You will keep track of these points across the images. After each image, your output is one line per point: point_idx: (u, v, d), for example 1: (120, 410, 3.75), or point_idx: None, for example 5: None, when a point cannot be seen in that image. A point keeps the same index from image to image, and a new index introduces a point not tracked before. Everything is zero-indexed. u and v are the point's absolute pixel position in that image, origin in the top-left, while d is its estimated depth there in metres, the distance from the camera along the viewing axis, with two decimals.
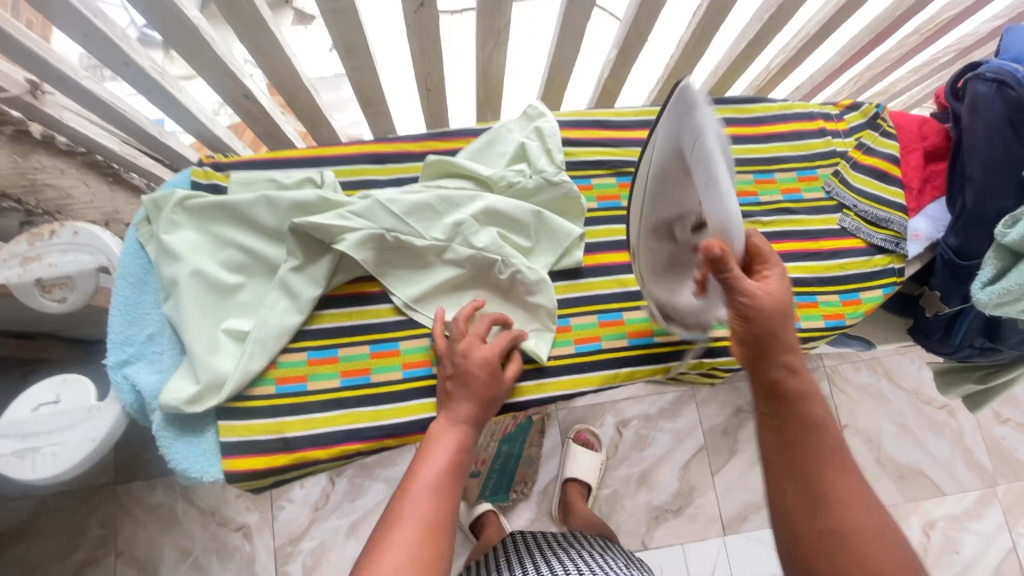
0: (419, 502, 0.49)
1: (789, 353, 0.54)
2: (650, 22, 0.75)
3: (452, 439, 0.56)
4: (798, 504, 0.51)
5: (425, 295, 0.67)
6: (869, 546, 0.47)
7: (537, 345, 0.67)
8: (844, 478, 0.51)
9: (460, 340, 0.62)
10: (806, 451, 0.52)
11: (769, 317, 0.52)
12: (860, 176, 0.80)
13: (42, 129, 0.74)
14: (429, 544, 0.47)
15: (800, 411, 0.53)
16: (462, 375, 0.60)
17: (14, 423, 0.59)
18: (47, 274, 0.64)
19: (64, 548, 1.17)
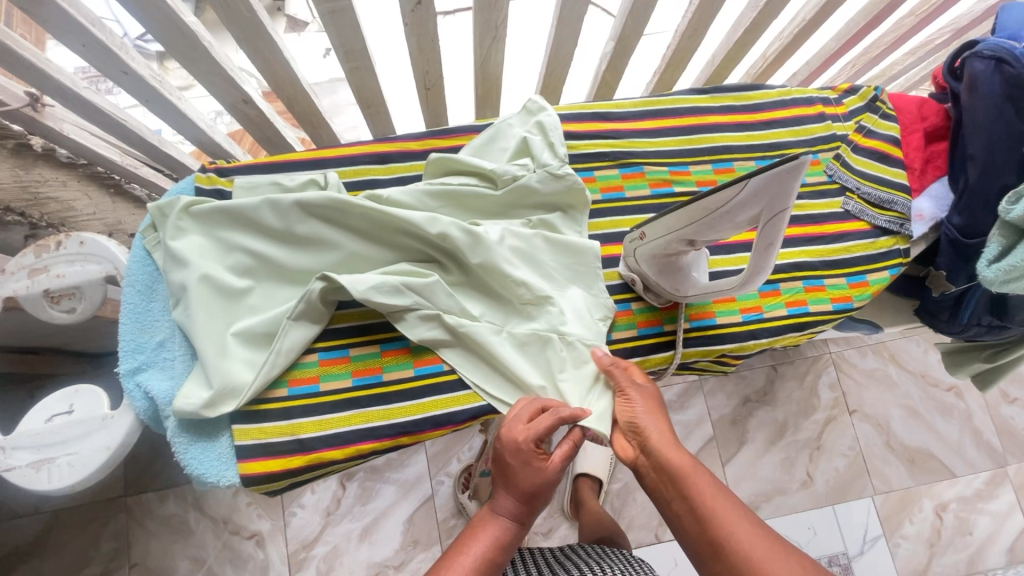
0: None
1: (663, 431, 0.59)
2: (646, 13, 0.75)
3: (497, 530, 0.56)
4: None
5: (489, 379, 0.66)
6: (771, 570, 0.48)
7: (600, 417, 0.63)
8: (737, 519, 0.51)
9: (503, 423, 0.59)
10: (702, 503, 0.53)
11: (648, 409, 0.61)
12: (861, 159, 0.80)
13: (43, 143, 0.73)
14: None
15: (688, 488, 0.54)
16: (507, 463, 0.58)
17: (28, 434, 0.59)
18: (55, 285, 0.64)
19: (77, 562, 1.17)
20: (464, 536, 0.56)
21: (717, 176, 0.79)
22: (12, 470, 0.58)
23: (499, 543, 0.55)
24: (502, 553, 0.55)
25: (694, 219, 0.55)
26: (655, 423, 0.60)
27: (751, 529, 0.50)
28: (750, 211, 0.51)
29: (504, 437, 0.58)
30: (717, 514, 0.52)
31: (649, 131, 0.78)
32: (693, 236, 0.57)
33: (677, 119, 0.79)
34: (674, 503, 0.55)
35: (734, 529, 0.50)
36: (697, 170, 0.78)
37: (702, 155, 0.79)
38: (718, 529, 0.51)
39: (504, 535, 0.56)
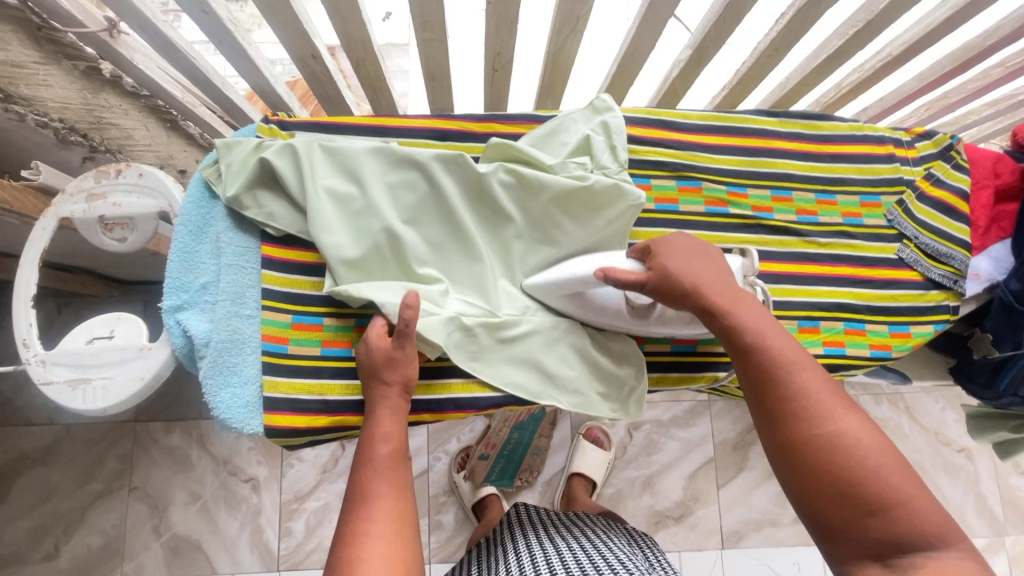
0: (387, 454, 0.55)
1: (722, 300, 0.57)
2: (732, 25, 0.73)
3: (396, 421, 0.58)
4: (829, 496, 0.48)
5: (496, 369, 0.66)
6: (834, 420, 0.50)
7: (604, 406, 0.67)
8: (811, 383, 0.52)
9: (404, 356, 0.59)
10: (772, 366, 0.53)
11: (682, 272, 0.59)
12: (925, 209, 0.77)
13: (112, 69, 0.73)
14: (400, 519, 0.51)
15: (767, 350, 0.54)
16: (371, 372, 0.59)
17: (69, 352, 0.61)
18: (110, 212, 0.66)
19: (83, 477, 1.27)
20: (361, 448, 0.56)
21: (774, 204, 0.76)
22: (49, 384, 0.60)
23: (400, 435, 0.57)
24: (399, 444, 0.56)
25: (614, 317, 0.66)
26: (745, 309, 0.57)
27: (864, 424, 0.50)
28: (579, 260, 0.64)
29: (367, 350, 0.59)
30: (824, 404, 0.51)
31: (712, 146, 0.76)
32: (644, 317, 0.65)
33: (742, 138, 0.77)
34: (765, 398, 0.53)
35: (846, 425, 0.49)
36: (755, 194, 0.76)
37: (763, 179, 0.77)
38: (829, 423, 0.50)
39: (399, 428, 0.58)
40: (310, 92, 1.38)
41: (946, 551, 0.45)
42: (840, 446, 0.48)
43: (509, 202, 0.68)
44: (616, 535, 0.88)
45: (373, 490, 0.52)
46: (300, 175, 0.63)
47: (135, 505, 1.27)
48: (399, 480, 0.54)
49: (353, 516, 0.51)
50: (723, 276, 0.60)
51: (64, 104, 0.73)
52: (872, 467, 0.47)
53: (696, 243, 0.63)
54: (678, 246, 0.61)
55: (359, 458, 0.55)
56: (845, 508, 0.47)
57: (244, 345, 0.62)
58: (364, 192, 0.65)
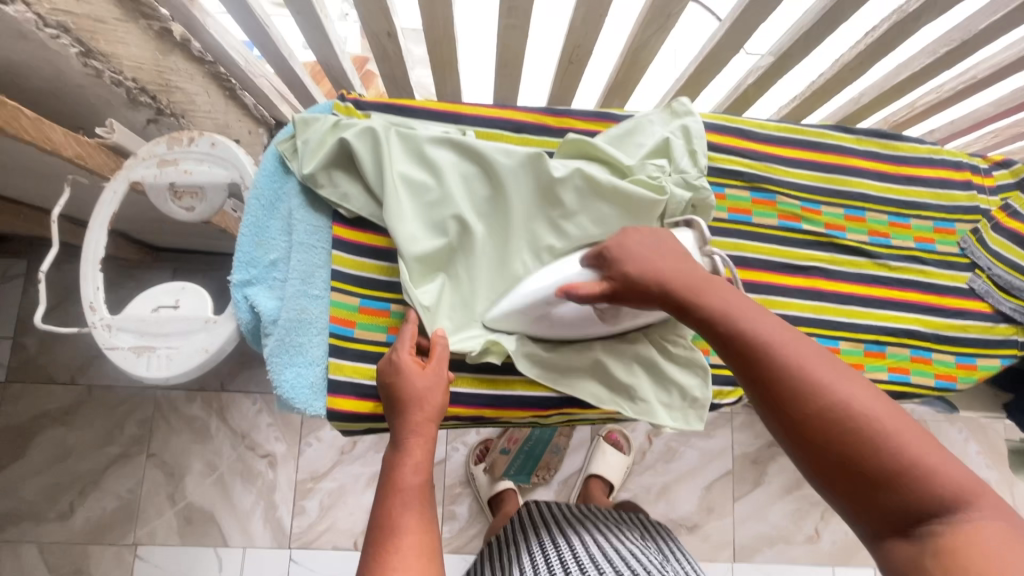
0: (415, 485, 0.53)
1: (693, 285, 0.54)
2: (825, 34, 0.71)
3: (422, 449, 0.55)
4: (838, 474, 0.43)
5: (559, 373, 0.65)
6: (835, 389, 0.45)
7: (669, 415, 0.66)
8: (803, 355, 0.47)
9: (432, 379, 0.58)
10: (758, 345, 0.48)
11: (642, 264, 0.56)
12: (1000, 239, 0.75)
13: (182, 31, 0.71)
14: (430, 556, 0.48)
15: (743, 328, 0.50)
16: (403, 394, 0.57)
17: (134, 319, 0.60)
18: (182, 179, 0.65)
19: (101, 439, 1.27)
20: (390, 475, 0.53)
21: (847, 223, 0.75)
22: (114, 349, 0.60)
23: (427, 465, 0.55)
24: (425, 469, 0.54)
25: (586, 326, 0.62)
26: (716, 290, 0.53)
27: (866, 390, 0.45)
28: (539, 274, 0.62)
29: (400, 374, 0.57)
30: (821, 374, 0.46)
31: (787, 159, 0.75)
32: (614, 319, 0.62)
33: (819, 153, 0.76)
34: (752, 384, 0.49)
35: (842, 391, 0.44)
36: (828, 212, 0.75)
37: (836, 197, 0.75)
38: (822, 393, 0.45)
39: (428, 456, 0.55)
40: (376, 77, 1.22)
41: (974, 512, 0.40)
42: (844, 417, 0.43)
43: (582, 203, 0.66)
44: (628, 528, 0.88)
45: (401, 522, 0.50)
46: (377, 159, 0.62)
47: (152, 471, 1.27)
48: (425, 510, 0.52)
49: (376, 553, 0.48)
50: (686, 262, 0.57)
51: (137, 64, 0.71)
52: (885, 432, 0.42)
53: (651, 234, 0.59)
54: (632, 240, 0.58)
55: (387, 489, 0.52)
56: (857, 483, 0.43)
57: (311, 326, 0.61)
58: (440, 183, 0.64)
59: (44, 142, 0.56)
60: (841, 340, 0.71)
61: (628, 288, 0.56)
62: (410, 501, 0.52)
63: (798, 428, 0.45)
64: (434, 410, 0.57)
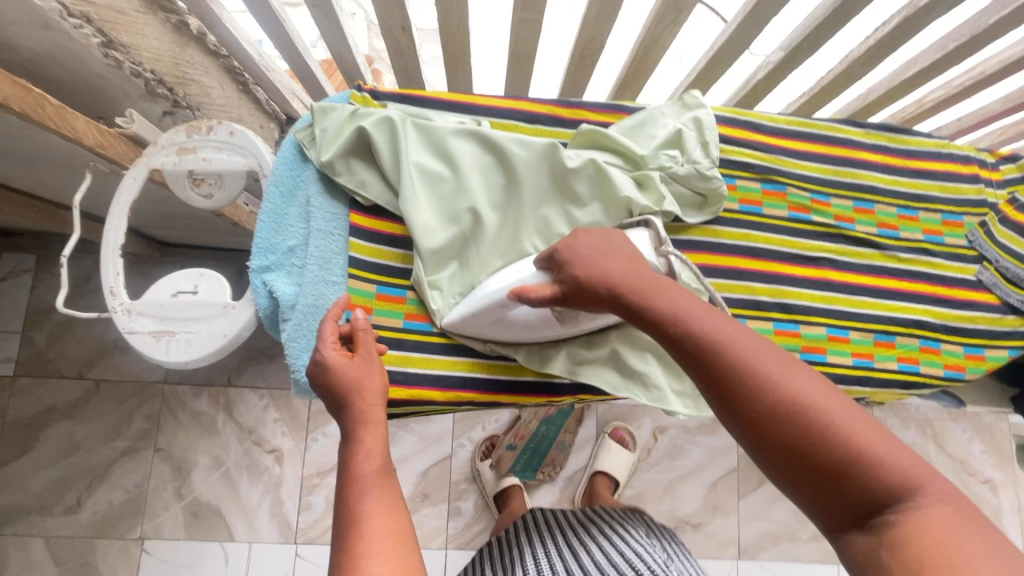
0: (375, 472, 0.49)
1: (640, 285, 0.52)
2: (835, 28, 0.72)
3: (377, 435, 0.52)
4: (791, 472, 0.42)
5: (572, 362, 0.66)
6: (782, 386, 0.43)
7: (682, 402, 0.66)
8: (751, 352, 0.45)
9: (364, 367, 0.55)
10: (709, 345, 0.46)
11: (590, 267, 0.54)
12: (1007, 232, 0.76)
13: (198, 25, 0.73)
14: (401, 541, 0.45)
15: (691, 328, 0.48)
16: (339, 389, 0.54)
17: (153, 304, 0.61)
18: (201, 168, 0.66)
19: (108, 434, 1.27)
20: (344, 470, 0.49)
21: (856, 215, 0.76)
22: (134, 333, 0.61)
23: (383, 450, 0.51)
24: (382, 455, 0.51)
25: (546, 329, 0.62)
26: (663, 288, 0.52)
27: (812, 383, 0.44)
28: (499, 275, 0.61)
29: (329, 370, 0.54)
30: (770, 369, 0.44)
31: (797, 152, 0.76)
32: (573, 322, 0.62)
33: (828, 146, 0.76)
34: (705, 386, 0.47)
35: (790, 387, 0.43)
36: (838, 204, 0.76)
37: (846, 190, 0.76)
38: (772, 390, 0.43)
39: (384, 441, 0.52)
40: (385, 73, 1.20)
41: (926, 502, 0.39)
42: (794, 412, 0.42)
43: (597, 193, 0.67)
44: (635, 527, 0.87)
45: (364, 510, 0.46)
46: (394, 149, 0.63)
47: (158, 466, 1.27)
48: (391, 494, 0.49)
49: (343, 548, 0.44)
50: (632, 263, 0.55)
51: (156, 56, 0.72)
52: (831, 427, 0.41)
53: (597, 235, 0.58)
54: (577, 243, 0.56)
55: (345, 481, 0.48)
56: (814, 479, 0.41)
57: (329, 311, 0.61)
58: (455, 173, 0.65)
59: (67, 130, 0.57)
60: (852, 331, 0.72)
61: (577, 293, 0.54)
62: (372, 489, 0.48)
63: (752, 430, 0.43)
64: (377, 394, 0.54)
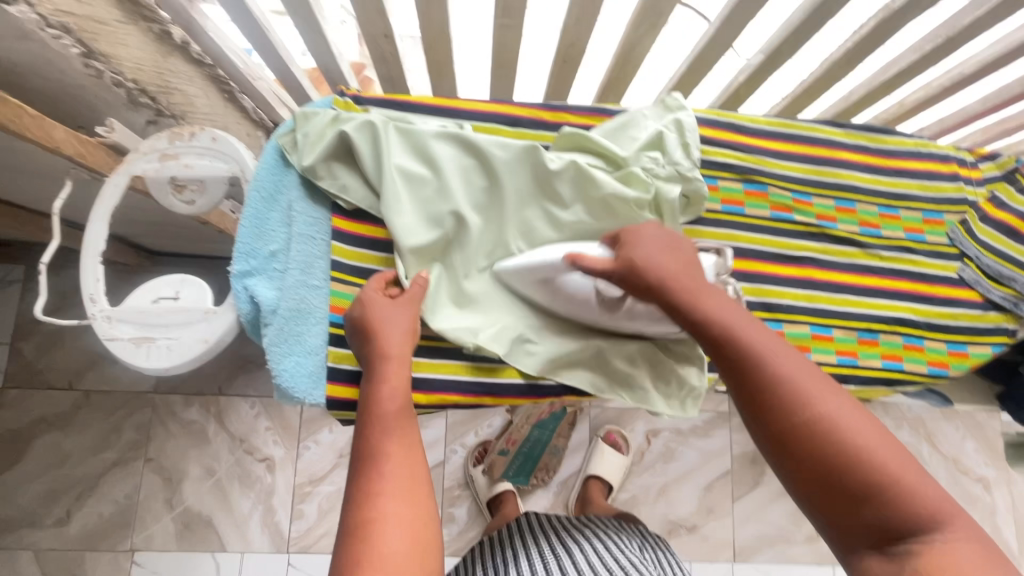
0: (392, 414, 0.52)
1: (694, 291, 0.55)
2: (813, 31, 0.73)
3: (402, 372, 0.55)
4: (817, 486, 0.45)
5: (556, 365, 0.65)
6: (825, 408, 0.47)
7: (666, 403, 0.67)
8: (794, 372, 0.49)
9: (397, 311, 0.58)
10: (755, 360, 0.50)
11: (653, 261, 0.57)
12: (989, 231, 0.78)
13: (181, 34, 0.73)
14: (414, 492, 0.48)
15: (740, 343, 0.51)
16: (370, 323, 0.57)
17: (134, 310, 0.61)
18: (183, 173, 0.66)
19: (98, 445, 1.26)
20: (367, 411, 0.53)
21: (838, 214, 0.76)
22: (115, 340, 0.60)
23: (404, 391, 0.54)
24: (406, 400, 0.54)
25: (585, 309, 0.63)
26: (714, 301, 0.55)
27: (849, 409, 0.47)
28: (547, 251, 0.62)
29: (360, 306, 0.58)
30: (809, 390, 0.48)
31: (778, 152, 0.76)
32: (614, 313, 0.62)
33: (808, 146, 0.77)
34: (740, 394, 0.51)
35: (828, 409, 0.46)
36: (819, 203, 0.76)
37: (827, 190, 0.77)
38: (809, 406, 0.47)
39: (406, 382, 0.55)
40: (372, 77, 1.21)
41: (946, 533, 0.42)
42: (829, 433, 0.45)
43: (578, 194, 0.67)
44: (629, 538, 0.85)
45: (382, 450, 0.49)
46: (377, 154, 0.63)
47: (149, 476, 1.26)
48: (410, 439, 0.51)
49: (358, 485, 0.48)
50: (692, 268, 0.57)
51: (137, 66, 0.71)
52: (868, 452, 0.44)
53: (667, 233, 0.60)
54: (647, 236, 0.59)
55: (365, 418, 0.52)
56: (840, 497, 0.44)
57: (310, 315, 0.61)
58: (437, 176, 0.65)
59: (45, 140, 0.57)
60: (835, 329, 0.72)
61: (633, 275, 0.57)
62: (389, 423, 0.51)
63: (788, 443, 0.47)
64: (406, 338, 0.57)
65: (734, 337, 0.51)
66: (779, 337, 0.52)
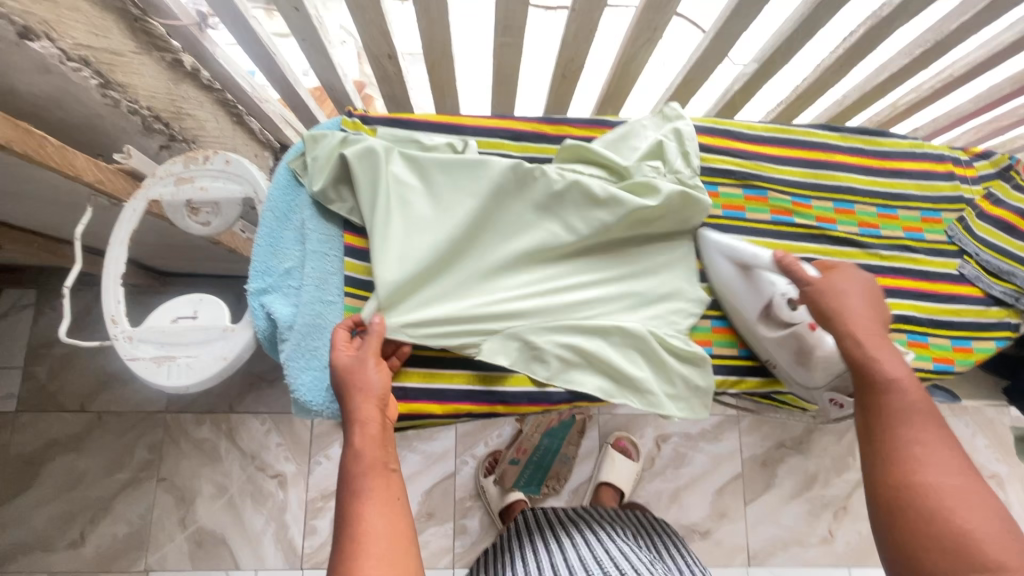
0: (369, 475, 0.52)
1: (857, 334, 0.57)
2: (803, 40, 0.75)
3: (371, 431, 0.55)
4: (914, 552, 0.48)
5: (562, 372, 0.66)
6: (944, 475, 0.49)
7: (676, 405, 0.68)
8: (929, 437, 0.52)
9: (364, 365, 0.57)
10: (892, 413, 0.54)
11: (833, 296, 0.60)
12: (986, 227, 0.79)
13: (192, 61, 0.76)
14: (397, 552, 0.48)
15: (886, 394, 0.55)
16: (341, 383, 0.57)
17: (155, 330, 0.63)
18: (199, 197, 0.68)
19: (112, 465, 1.27)
20: (343, 470, 0.53)
21: (837, 216, 0.78)
22: (135, 359, 0.62)
23: (379, 449, 0.54)
24: (382, 457, 0.54)
25: (750, 301, 0.67)
26: (884, 353, 0.57)
27: (967, 486, 0.49)
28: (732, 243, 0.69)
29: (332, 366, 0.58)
30: (928, 454, 0.51)
31: (776, 157, 0.78)
32: (773, 322, 0.66)
33: (806, 150, 0.79)
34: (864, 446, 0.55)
35: (945, 477, 0.49)
36: (818, 206, 0.78)
37: (826, 192, 0.78)
38: (927, 468, 0.50)
39: (381, 441, 0.55)
40: (374, 96, 1.18)
41: None
42: (935, 495, 0.48)
43: (575, 204, 0.68)
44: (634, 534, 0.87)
45: (358, 513, 0.50)
46: (378, 173, 0.65)
47: (162, 496, 1.27)
48: (390, 495, 0.52)
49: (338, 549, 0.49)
50: (878, 322, 0.59)
51: (152, 94, 0.75)
52: (966, 523, 0.47)
53: (880, 294, 0.62)
54: (856, 277, 0.62)
55: (343, 481, 0.52)
56: (921, 547, 0.48)
57: (325, 330, 0.63)
58: (438, 193, 0.67)
59: (67, 169, 0.59)
60: None
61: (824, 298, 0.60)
62: (367, 487, 0.52)
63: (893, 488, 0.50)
64: (375, 395, 0.56)
65: (881, 383, 0.55)
66: (930, 404, 0.54)
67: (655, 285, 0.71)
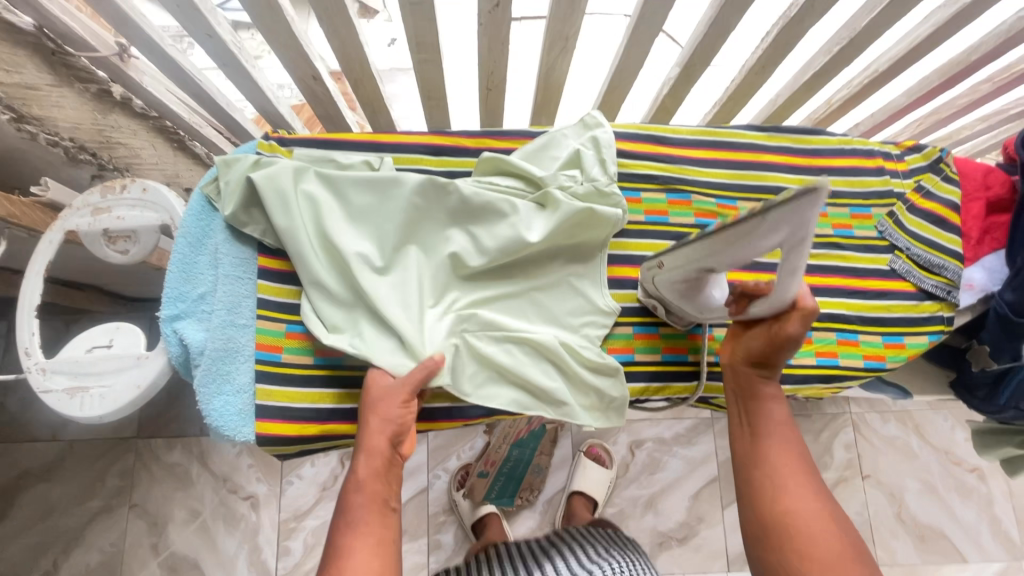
0: (363, 509, 0.54)
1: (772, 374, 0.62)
2: (718, 43, 0.75)
3: (373, 467, 0.56)
4: (781, 569, 0.54)
5: (481, 386, 0.66)
6: (801, 504, 0.56)
7: (589, 414, 0.69)
8: (790, 466, 0.59)
9: (391, 400, 0.59)
10: (768, 444, 0.60)
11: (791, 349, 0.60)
12: (916, 220, 0.78)
13: (121, 91, 0.75)
14: None
15: (761, 427, 0.62)
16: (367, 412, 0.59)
17: (68, 361, 0.62)
18: (114, 226, 0.68)
19: (83, 494, 1.26)
20: (342, 494, 0.56)
21: None
22: (48, 392, 0.62)
23: (383, 488, 0.56)
24: (383, 494, 0.55)
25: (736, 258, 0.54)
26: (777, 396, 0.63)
27: (821, 514, 0.55)
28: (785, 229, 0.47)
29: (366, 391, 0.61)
30: (790, 485, 0.57)
31: (701, 160, 0.78)
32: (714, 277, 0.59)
33: (731, 152, 0.79)
34: (737, 478, 0.62)
35: (801, 506, 0.56)
36: (744, 207, 0.78)
37: (751, 193, 0.78)
38: (784, 500, 0.56)
39: (387, 482, 0.56)
40: (314, 116, 1.36)
41: None
42: (790, 522, 0.55)
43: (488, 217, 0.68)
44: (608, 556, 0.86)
45: (346, 547, 0.52)
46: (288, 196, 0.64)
47: (134, 523, 1.26)
48: (385, 536, 0.54)
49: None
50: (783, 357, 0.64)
51: (75, 125, 0.76)
52: (821, 545, 0.53)
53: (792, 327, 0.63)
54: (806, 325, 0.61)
55: (340, 509, 0.55)
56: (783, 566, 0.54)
57: (237, 354, 0.64)
58: (354, 212, 0.67)
59: None
60: None
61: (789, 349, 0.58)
62: (358, 524, 0.53)
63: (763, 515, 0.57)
64: (392, 435, 0.58)
65: (762, 415, 0.62)
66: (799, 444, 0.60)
67: (580, 302, 0.71)
